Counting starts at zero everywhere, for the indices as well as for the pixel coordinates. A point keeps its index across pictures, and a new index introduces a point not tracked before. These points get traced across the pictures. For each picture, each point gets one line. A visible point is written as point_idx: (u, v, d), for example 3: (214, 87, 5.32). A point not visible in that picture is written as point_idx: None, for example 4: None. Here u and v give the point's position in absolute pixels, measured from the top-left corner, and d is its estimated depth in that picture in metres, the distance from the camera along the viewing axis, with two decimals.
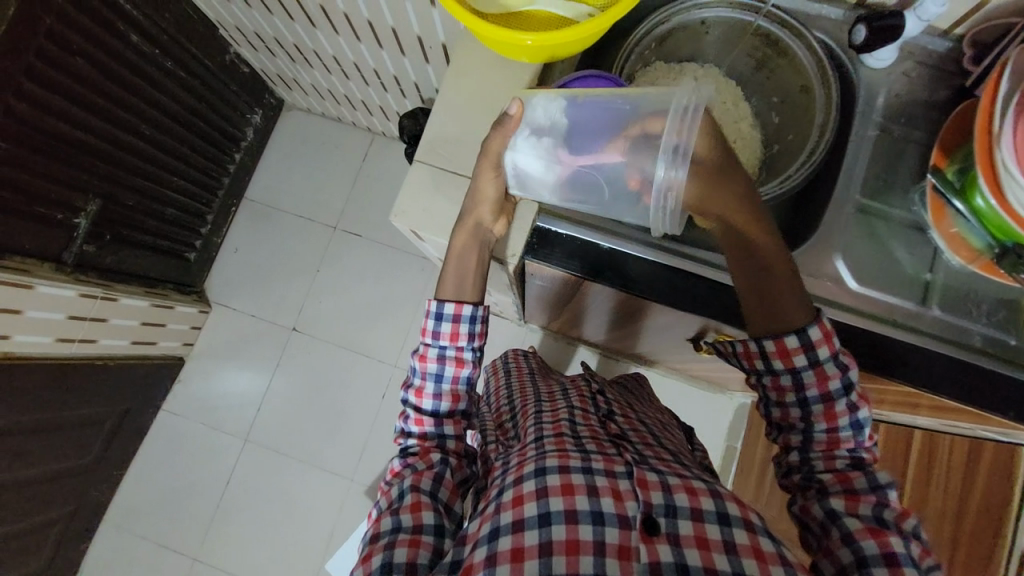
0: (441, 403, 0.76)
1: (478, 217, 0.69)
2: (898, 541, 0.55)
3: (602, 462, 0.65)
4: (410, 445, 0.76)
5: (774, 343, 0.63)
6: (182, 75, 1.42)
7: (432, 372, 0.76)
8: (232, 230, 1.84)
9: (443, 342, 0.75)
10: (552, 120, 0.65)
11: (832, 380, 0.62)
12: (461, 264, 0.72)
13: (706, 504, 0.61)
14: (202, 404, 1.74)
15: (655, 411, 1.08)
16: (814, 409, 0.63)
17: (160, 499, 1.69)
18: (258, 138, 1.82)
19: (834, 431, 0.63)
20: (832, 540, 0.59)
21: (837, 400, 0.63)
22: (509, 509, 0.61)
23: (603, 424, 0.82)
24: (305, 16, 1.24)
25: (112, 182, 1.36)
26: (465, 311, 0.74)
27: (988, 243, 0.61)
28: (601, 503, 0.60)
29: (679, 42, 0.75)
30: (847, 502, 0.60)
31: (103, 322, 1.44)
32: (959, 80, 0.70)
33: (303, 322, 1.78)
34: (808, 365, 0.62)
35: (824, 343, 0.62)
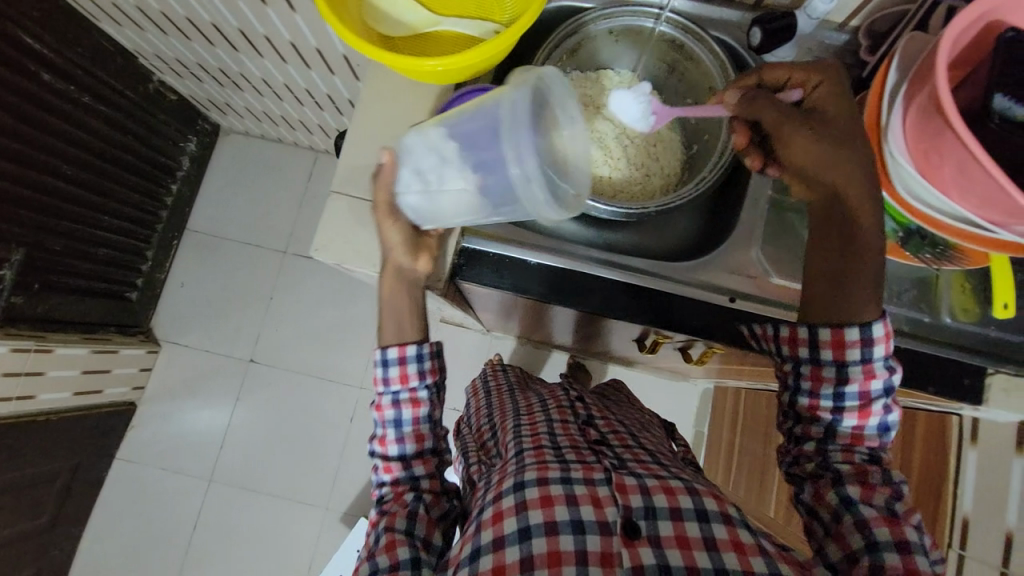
0: (406, 447, 0.71)
1: (397, 262, 0.67)
2: (909, 530, 0.56)
3: (581, 471, 0.63)
4: (385, 493, 0.72)
5: (830, 333, 0.59)
6: (104, 109, 1.35)
7: (391, 420, 0.71)
8: (175, 264, 1.76)
9: (394, 388, 0.71)
10: (432, 146, 0.61)
11: (876, 379, 0.59)
12: (395, 307, 0.71)
13: (683, 501, 0.60)
14: (160, 448, 1.67)
15: (636, 411, 1.04)
16: (851, 405, 0.60)
17: (125, 552, 1.62)
18: (195, 166, 1.74)
19: (862, 425, 0.60)
20: (843, 527, 0.58)
21: (874, 399, 0.60)
22: (489, 528, 0.59)
23: (582, 430, 0.77)
24: (227, 41, 1.19)
25: (35, 229, 1.28)
26: (409, 352, 0.71)
27: (892, 227, 0.64)
28: (580, 512, 0.58)
29: (592, 51, 0.77)
30: (863, 492, 0.58)
31: (39, 375, 1.36)
32: (856, 72, 0.73)
33: (261, 352, 1.72)
34: (859, 360, 0.58)
35: (881, 341, 0.58)
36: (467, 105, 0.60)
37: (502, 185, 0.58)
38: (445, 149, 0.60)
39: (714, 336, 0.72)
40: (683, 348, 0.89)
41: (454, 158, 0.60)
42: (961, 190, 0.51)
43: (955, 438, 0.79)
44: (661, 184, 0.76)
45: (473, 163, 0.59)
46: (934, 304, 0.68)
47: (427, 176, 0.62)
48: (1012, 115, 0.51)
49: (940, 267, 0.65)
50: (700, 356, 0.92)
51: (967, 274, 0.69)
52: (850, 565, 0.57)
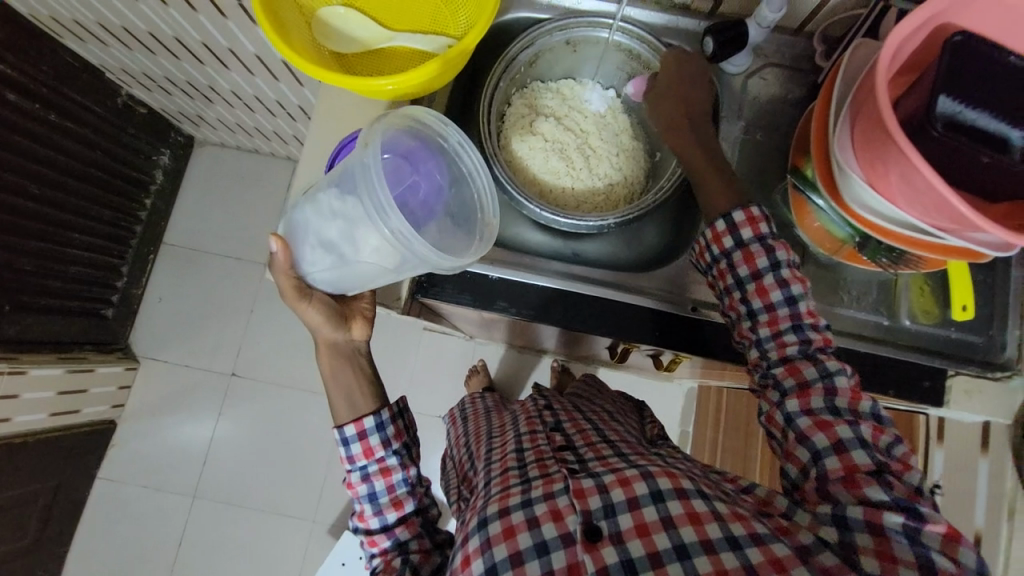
0: (388, 516, 0.69)
1: (330, 337, 0.73)
2: (844, 429, 0.55)
3: (541, 487, 0.62)
4: (377, 565, 0.68)
5: (709, 232, 0.65)
6: (72, 126, 1.32)
7: (366, 494, 0.69)
8: (152, 279, 1.74)
9: (361, 462, 0.70)
10: (324, 214, 0.61)
11: (759, 258, 0.62)
12: (341, 380, 0.74)
13: (639, 488, 0.59)
14: (142, 465, 1.65)
15: (616, 405, 1.02)
16: (746, 289, 0.62)
17: (110, 572, 1.60)
18: (169, 180, 1.72)
19: (775, 317, 0.61)
20: (789, 443, 0.59)
21: (766, 276, 0.61)
22: (460, 574, 0.58)
23: (549, 436, 0.75)
24: (192, 55, 1.17)
25: (4, 250, 1.26)
26: (368, 424, 0.70)
27: (848, 234, 0.64)
28: (542, 533, 0.57)
29: (551, 62, 0.77)
30: (800, 399, 0.58)
31: (13, 398, 1.33)
32: (812, 77, 0.74)
33: (242, 365, 1.71)
34: (735, 246, 0.63)
35: (748, 225, 0.63)
36: (343, 166, 0.60)
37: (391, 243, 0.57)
38: (336, 214, 0.60)
39: (683, 348, 0.71)
40: (655, 356, 0.89)
41: (345, 225, 0.60)
42: (909, 199, 0.51)
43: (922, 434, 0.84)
44: (624, 193, 0.75)
45: (359, 222, 0.58)
46: (893, 307, 0.69)
47: (329, 245, 0.62)
48: (960, 120, 0.52)
49: (898, 271, 0.66)
50: (673, 363, 0.92)
51: (926, 277, 0.69)
52: (804, 479, 0.58)
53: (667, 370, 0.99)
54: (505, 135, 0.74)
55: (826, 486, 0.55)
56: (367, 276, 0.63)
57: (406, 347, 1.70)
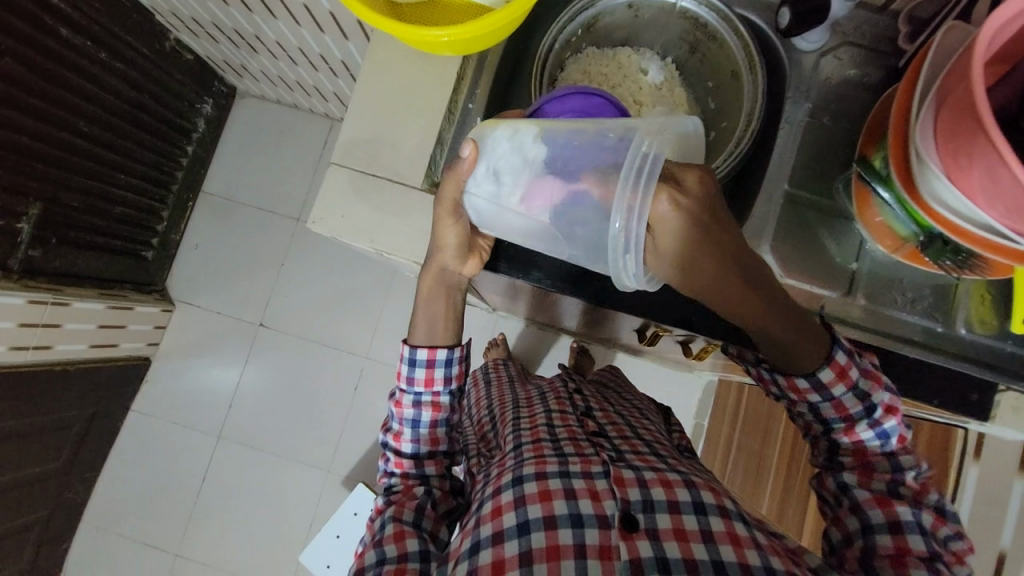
0: (421, 447, 0.74)
1: (443, 261, 0.67)
2: (904, 510, 0.57)
3: (580, 464, 0.63)
4: (394, 483, 0.74)
5: (785, 379, 0.63)
6: (120, 67, 1.34)
7: (409, 418, 0.74)
8: (190, 225, 1.78)
9: (419, 389, 0.73)
10: (517, 150, 0.57)
11: (851, 407, 0.61)
12: (432, 306, 0.74)
13: (681, 495, 0.60)
14: (172, 402, 1.73)
15: (635, 398, 1.02)
16: (832, 428, 0.63)
17: (139, 497, 1.70)
18: (211, 129, 1.74)
19: (854, 432, 0.61)
20: (841, 508, 0.61)
21: (858, 421, 0.61)
22: (488, 522, 0.60)
23: (581, 421, 0.77)
24: (241, 1, 1.16)
25: (53, 185, 1.30)
26: (439, 355, 0.73)
27: (913, 231, 0.60)
28: (579, 505, 0.59)
29: (610, 27, 0.74)
30: (859, 477, 0.61)
31: (57, 327, 1.40)
32: (892, 61, 0.69)
33: (270, 317, 1.75)
34: (822, 400, 0.62)
35: (837, 381, 0.61)
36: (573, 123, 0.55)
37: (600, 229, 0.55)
38: (531, 160, 0.57)
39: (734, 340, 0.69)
40: (684, 342, 0.87)
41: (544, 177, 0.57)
42: (993, 197, 0.47)
43: (958, 453, 0.78)
44: None
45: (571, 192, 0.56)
46: (950, 313, 0.65)
47: (498, 175, 0.58)
48: None
49: (961, 276, 0.62)
50: (705, 353, 0.89)
51: (989, 284, 0.65)
52: (846, 546, 0.60)
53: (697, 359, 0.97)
54: None
55: (870, 558, 0.57)
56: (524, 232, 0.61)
57: None
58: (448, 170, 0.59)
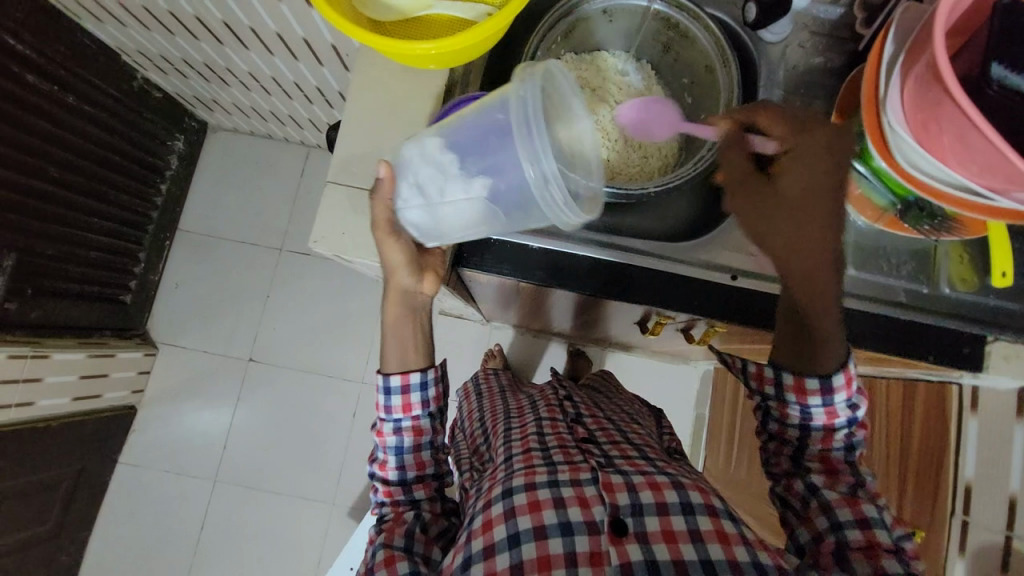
0: (407, 473, 0.73)
1: (401, 283, 0.68)
2: (870, 509, 0.60)
3: (569, 472, 0.64)
4: (385, 512, 0.73)
5: (792, 377, 0.64)
6: (90, 109, 1.32)
7: (392, 445, 0.73)
8: (168, 265, 1.74)
9: (398, 416, 0.72)
10: (427, 157, 0.60)
11: (839, 416, 0.65)
12: (400, 333, 0.73)
13: (670, 496, 0.61)
14: (163, 450, 1.66)
15: (627, 403, 1.03)
16: (813, 436, 0.66)
17: (134, 554, 1.61)
18: (184, 165, 1.71)
19: (830, 440, 0.66)
20: (810, 509, 0.63)
21: (838, 429, 0.66)
22: (479, 537, 0.60)
23: (571, 427, 0.78)
24: (212, 35, 1.16)
25: (25, 234, 1.26)
26: (413, 380, 0.72)
27: (890, 201, 0.64)
28: (568, 514, 0.60)
29: (586, 33, 0.77)
30: (827, 479, 0.64)
31: (37, 382, 1.34)
32: (852, 46, 0.73)
33: (259, 351, 1.71)
34: (821, 404, 0.64)
35: (842, 388, 0.63)
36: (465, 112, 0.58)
37: (518, 193, 0.56)
38: (437, 162, 0.59)
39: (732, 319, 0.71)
40: (684, 329, 0.89)
41: (451, 169, 0.58)
42: (961, 158, 0.51)
43: (954, 406, 0.79)
44: (660, 164, 0.75)
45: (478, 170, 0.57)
46: (933, 275, 0.69)
47: (421, 187, 0.61)
48: (1011, 86, 0.51)
49: (938, 238, 0.66)
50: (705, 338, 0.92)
51: (966, 244, 0.69)
52: (817, 544, 0.61)
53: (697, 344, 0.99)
54: None
55: (843, 551, 0.58)
56: (458, 228, 0.62)
57: None
58: (374, 190, 0.64)
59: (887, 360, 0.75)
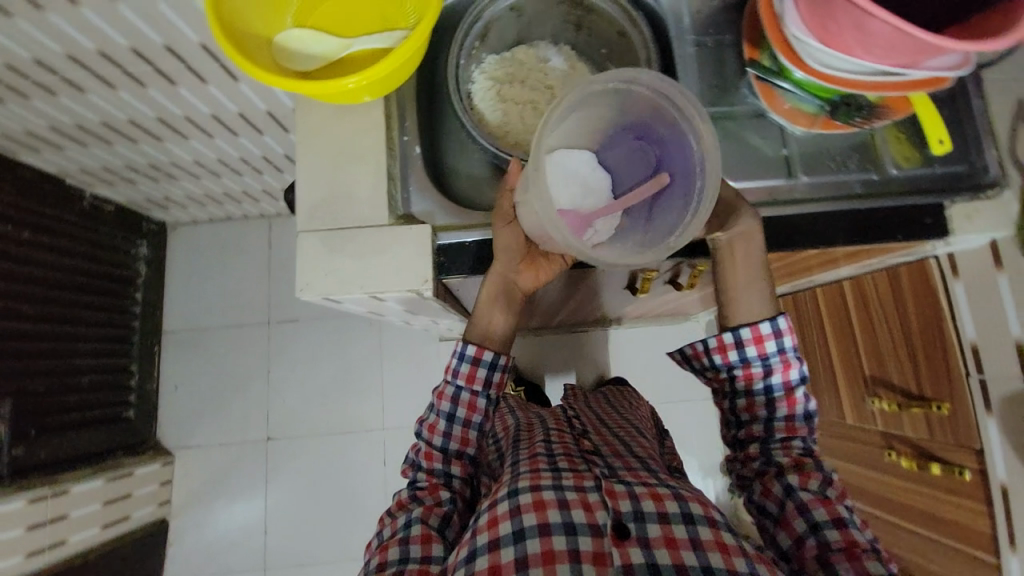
0: (450, 444, 0.79)
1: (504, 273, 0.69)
2: (841, 508, 0.65)
3: (573, 478, 0.71)
4: (419, 478, 0.78)
5: (751, 330, 0.72)
6: (47, 240, 1.33)
7: (446, 411, 0.78)
8: (162, 370, 1.72)
9: (463, 382, 0.77)
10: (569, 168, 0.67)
11: (792, 369, 0.72)
12: (491, 313, 0.74)
13: (670, 506, 0.67)
14: (205, 555, 1.63)
15: (633, 416, 1.09)
16: (777, 395, 0.73)
17: None
18: (152, 269, 1.71)
19: (791, 401, 0.72)
20: (788, 512, 0.67)
21: (797, 388, 0.73)
22: (485, 531, 0.65)
23: (578, 441, 0.87)
24: (149, 135, 1.18)
25: (15, 377, 1.26)
26: (486, 356, 0.76)
27: (818, 106, 0.68)
28: (571, 514, 0.65)
29: (501, 31, 0.80)
30: (800, 477, 0.68)
31: (64, 518, 1.34)
32: None
33: (275, 428, 1.69)
34: (777, 351, 0.72)
35: (790, 334, 0.72)
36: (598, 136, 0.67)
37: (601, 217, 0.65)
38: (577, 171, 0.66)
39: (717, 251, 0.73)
40: (671, 279, 0.92)
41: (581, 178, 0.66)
42: (865, 45, 0.55)
43: (938, 277, 0.82)
44: None
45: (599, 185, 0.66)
46: (877, 160, 0.73)
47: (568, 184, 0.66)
48: None
49: (872, 127, 0.70)
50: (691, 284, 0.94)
51: (897, 125, 0.74)
52: (800, 548, 0.65)
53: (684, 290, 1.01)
54: (480, 111, 0.78)
55: (826, 554, 0.62)
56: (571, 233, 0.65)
57: (429, 362, 1.71)
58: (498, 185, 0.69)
59: (865, 252, 0.78)
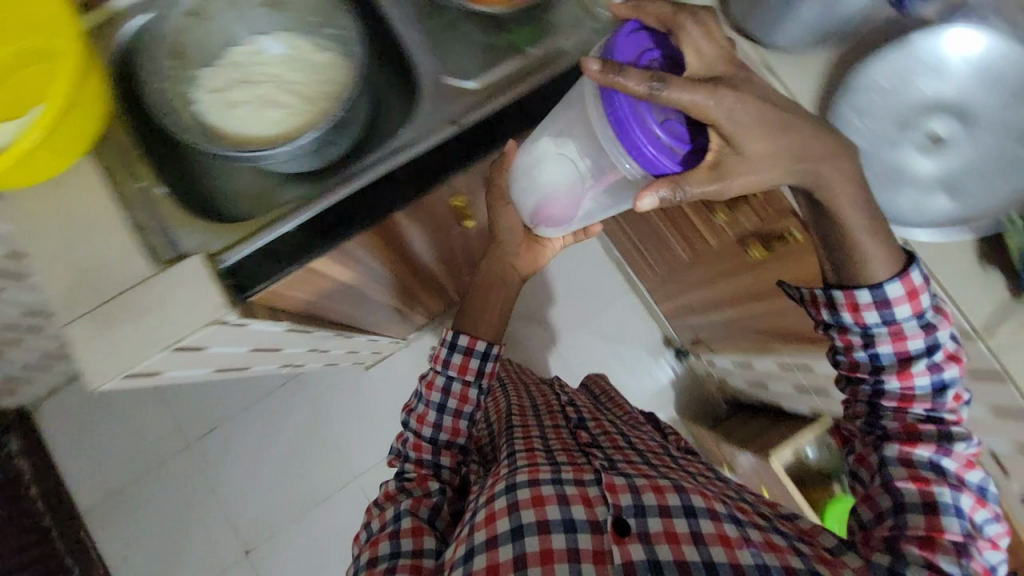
0: (439, 432, 0.80)
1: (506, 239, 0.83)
2: (942, 492, 0.56)
3: (572, 472, 0.69)
4: (406, 470, 0.79)
5: (845, 295, 0.60)
6: None
7: (436, 402, 0.79)
8: (102, 549, 1.55)
9: (453, 373, 0.79)
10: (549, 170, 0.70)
11: (910, 339, 0.59)
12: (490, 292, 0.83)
13: (671, 499, 0.64)
14: None
15: (617, 405, 1.08)
16: (883, 364, 0.61)
17: None
18: (36, 456, 1.53)
19: (906, 376, 0.60)
20: (874, 486, 0.60)
21: (915, 360, 0.60)
22: (481, 529, 0.63)
23: (574, 435, 0.86)
24: None
25: None
26: (478, 346, 0.80)
27: None
28: (571, 511, 0.63)
29: (196, 43, 0.76)
30: (903, 447, 0.59)
31: None
32: None
33: (249, 539, 1.57)
34: (880, 322, 0.59)
35: (907, 301, 0.59)
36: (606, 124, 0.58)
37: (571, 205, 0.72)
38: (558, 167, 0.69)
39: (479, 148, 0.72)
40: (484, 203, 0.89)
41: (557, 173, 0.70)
42: None
43: None
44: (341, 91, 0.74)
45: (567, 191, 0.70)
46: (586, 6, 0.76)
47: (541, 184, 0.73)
48: None
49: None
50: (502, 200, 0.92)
51: None
52: (878, 523, 0.59)
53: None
54: (216, 124, 0.73)
55: (896, 540, 0.56)
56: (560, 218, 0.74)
57: (367, 396, 1.64)
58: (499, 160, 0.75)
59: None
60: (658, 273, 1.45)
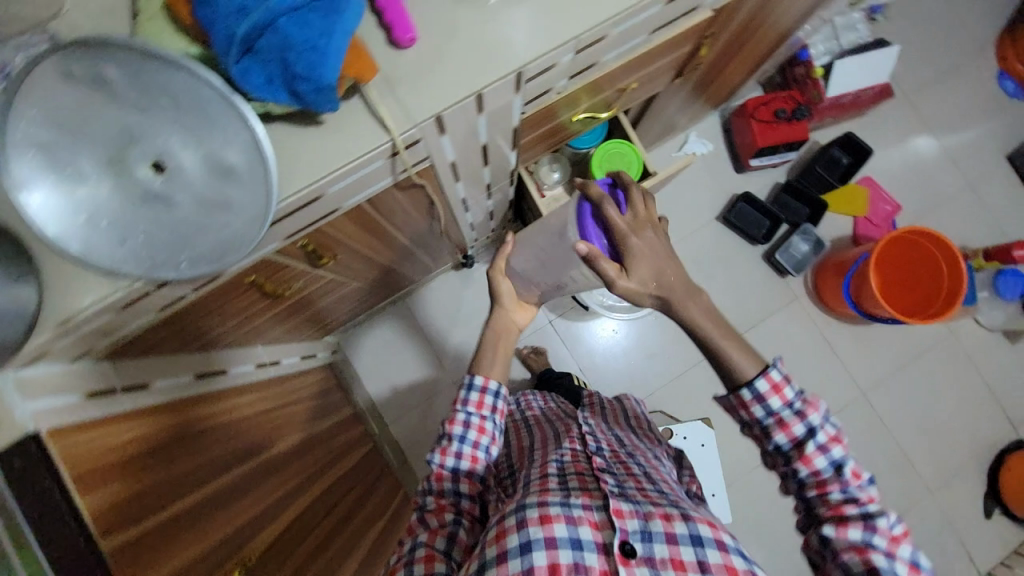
0: (460, 463, 0.77)
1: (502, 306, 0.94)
2: (880, 561, 0.57)
3: (580, 497, 0.64)
4: (427, 502, 0.75)
5: (734, 398, 0.68)
6: None
7: (457, 434, 0.78)
8: None
9: (471, 410, 0.80)
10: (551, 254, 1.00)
11: (795, 424, 0.65)
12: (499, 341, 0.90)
13: (679, 526, 0.60)
14: None
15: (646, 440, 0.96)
16: (788, 449, 0.66)
17: None
18: None
19: (806, 458, 0.64)
20: (827, 562, 0.62)
21: (806, 440, 0.64)
22: (493, 545, 0.59)
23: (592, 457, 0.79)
24: None
25: None
26: (489, 385, 0.82)
27: None
28: (578, 530, 0.59)
29: None
30: (837, 525, 0.61)
31: None
32: None
33: None
34: (766, 413, 0.66)
35: (773, 394, 0.66)
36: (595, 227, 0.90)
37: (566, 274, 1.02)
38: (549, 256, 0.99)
39: None
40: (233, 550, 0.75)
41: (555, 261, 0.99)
42: None
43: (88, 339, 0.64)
44: None
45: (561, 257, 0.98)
46: None
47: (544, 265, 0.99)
48: None
49: None
50: (248, 561, 0.76)
51: None
52: None
53: (257, 538, 0.81)
54: None
55: None
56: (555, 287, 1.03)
57: None
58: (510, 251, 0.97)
59: (120, 485, 0.63)
60: (374, 287, 1.32)
